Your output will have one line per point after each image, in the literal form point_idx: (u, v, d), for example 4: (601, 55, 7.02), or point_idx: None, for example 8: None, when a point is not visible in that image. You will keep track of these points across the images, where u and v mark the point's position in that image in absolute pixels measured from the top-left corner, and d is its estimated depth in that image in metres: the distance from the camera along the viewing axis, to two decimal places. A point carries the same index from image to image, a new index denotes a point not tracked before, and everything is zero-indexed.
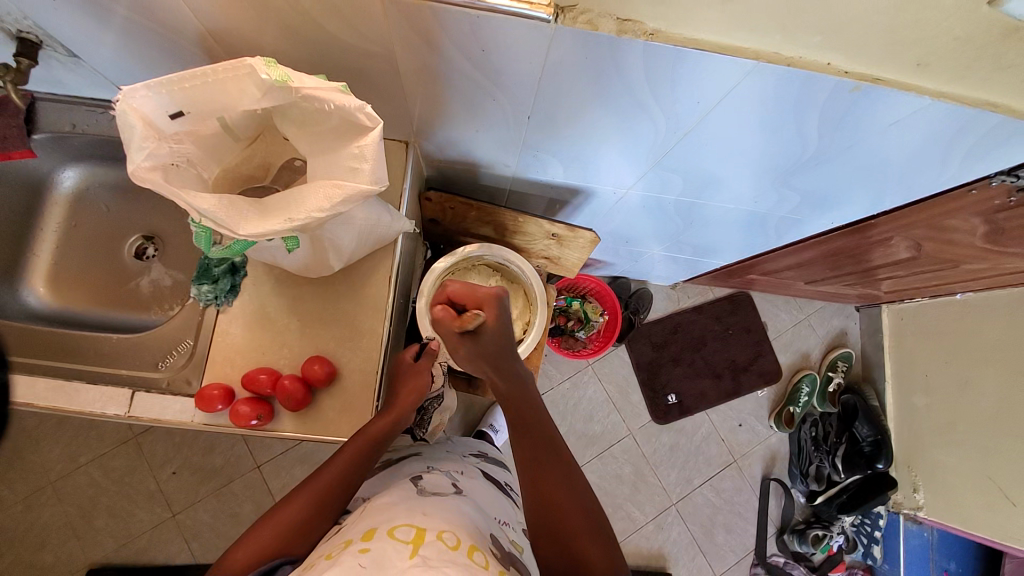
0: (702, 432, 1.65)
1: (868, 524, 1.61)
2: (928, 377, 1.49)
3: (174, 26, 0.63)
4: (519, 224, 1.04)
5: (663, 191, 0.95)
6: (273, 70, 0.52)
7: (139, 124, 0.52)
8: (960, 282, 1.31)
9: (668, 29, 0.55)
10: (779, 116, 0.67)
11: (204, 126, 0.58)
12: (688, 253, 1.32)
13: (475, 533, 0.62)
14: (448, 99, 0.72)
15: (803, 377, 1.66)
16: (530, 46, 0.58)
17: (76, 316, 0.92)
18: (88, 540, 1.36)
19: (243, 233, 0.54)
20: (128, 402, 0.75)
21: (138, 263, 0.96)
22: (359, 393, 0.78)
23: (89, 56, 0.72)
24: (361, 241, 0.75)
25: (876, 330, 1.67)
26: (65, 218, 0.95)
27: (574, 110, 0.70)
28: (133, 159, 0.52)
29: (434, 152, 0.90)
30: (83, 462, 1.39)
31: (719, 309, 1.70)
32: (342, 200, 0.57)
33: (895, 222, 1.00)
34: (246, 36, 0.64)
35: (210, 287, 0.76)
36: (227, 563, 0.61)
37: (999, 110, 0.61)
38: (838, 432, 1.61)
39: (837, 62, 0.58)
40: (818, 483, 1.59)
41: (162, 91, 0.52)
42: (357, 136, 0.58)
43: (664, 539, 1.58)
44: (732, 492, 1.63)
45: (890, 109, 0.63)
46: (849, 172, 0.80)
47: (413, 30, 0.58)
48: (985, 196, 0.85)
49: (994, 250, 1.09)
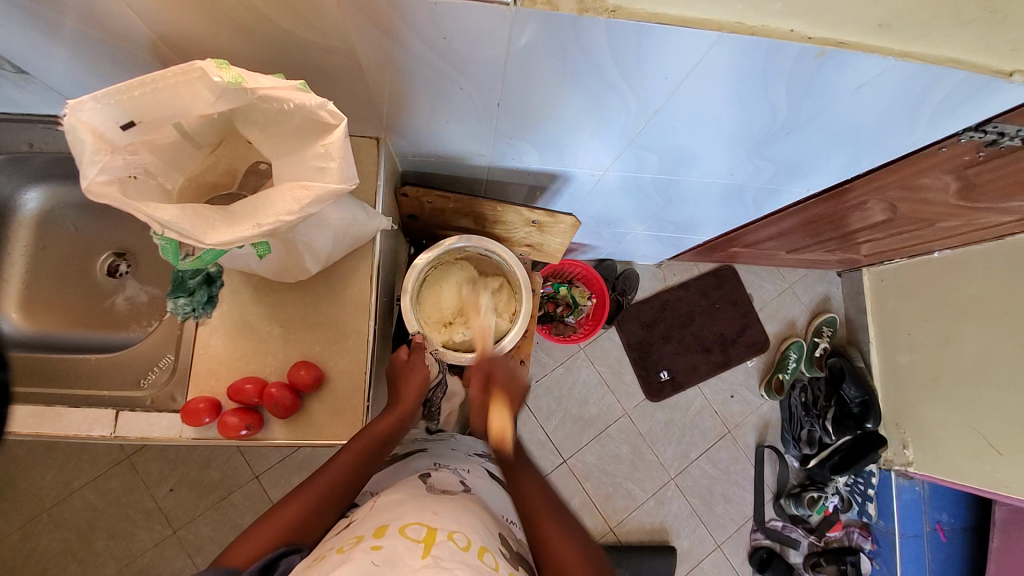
0: (696, 406, 1.68)
1: (862, 483, 1.65)
2: (911, 336, 1.52)
3: (123, 33, 0.61)
4: (499, 214, 1.03)
5: (640, 170, 0.94)
6: (226, 71, 0.51)
7: (90, 138, 0.50)
8: (936, 240, 1.33)
9: (630, 5, 0.55)
10: (748, 87, 0.67)
11: (160, 134, 0.56)
12: (671, 231, 1.32)
13: (485, 535, 0.62)
14: (415, 91, 0.71)
15: (791, 345, 1.68)
16: (493, 31, 0.57)
17: (52, 340, 0.89)
18: (89, 564, 1.35)
19: (209, 242, 0.53)
20: (113, 423, 0.74)
21: (111, 280, 0.93)
22: (349, 394, 0.78)
23: (38, 70, 0.70)
24: (337, 242, 0.74)
25: (858, 294, 1.70)
26: (31, 241, 0.92)
27: (543, 93, 0.69)
28: (86, 174, 0.50)
29: (406, 147, 0.89)
30: (76, 487, 1.37)
31: (704, 284, 1.72)
32: (310, 201, 0.56)
33: (870, 185, 1.01)
34: (199, 39, 0.62)
35: (187, 300, 0.75)
36: (229, 558, 0.59)
37: (964, 66, 0.61)
38: (827, 395, 1.65)
39: (800, 28, 0.57)
40: (811, 446, 1.64)
41: (112, 101, 0.50)
42: (321, 135, 0.57)
43: (666, 513, 1.61)
44: (728, 462, 1.66)
45: (856, 72, 0.63)
46: (821, 138, 0.80)
47: (371, 22, 0.57)
48: (955, 153, 0.87)
49: (966, 206, 1.11)
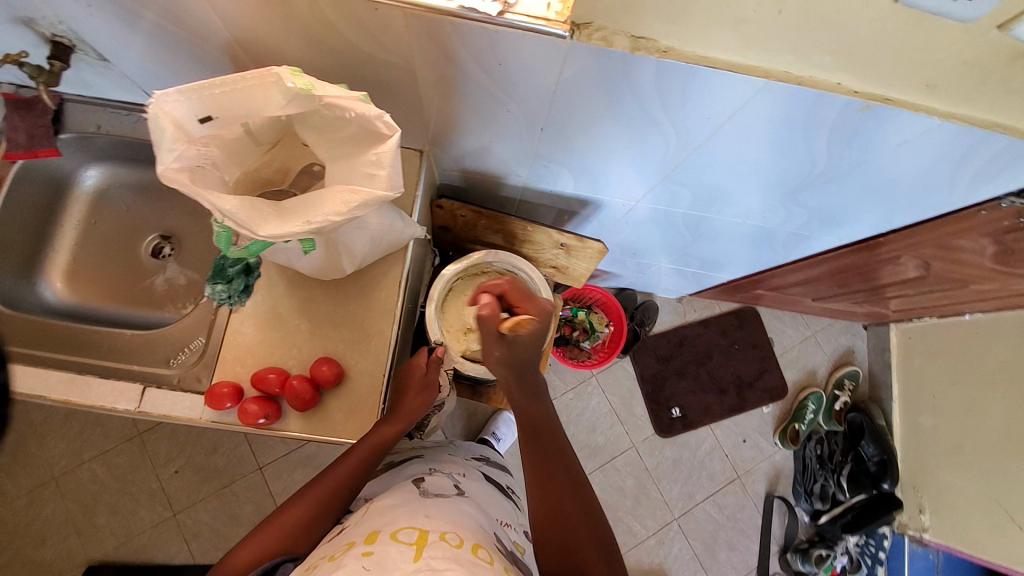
0: (706, 447, 1.64)
1: (873, 544, 1.58)
2: (936, 399, 1.47)
3: (203, 32, 0.66)
4: (528, 234, 1.05)
5: (671, 204, 0.95)
6: (299, 78, 0.54)
7: (170, 127, 0.53)
8: (969, 303, 1.30)
9: (680, 47, 0.57)
10: (788, 134, 0.68)
11: (229, 130, 0.60)
12: (696, 267, 1.32)
13: (479, 533, 0.62)
14: (462, 109, 0.74)
15: (809, 394, 1.64)
16: (545, 61, 0.60)
17: (91, 312, 0.94)
18: (89, 536, 1.37)
19: (263, 233, 0.56)
20: (139, 398, 0.76)
21: (153, 261, 0.98)
22: (366, 395, 0.79)
23: (119, 60, 0.75)
24: (373, 246, 0.77)
25: (883, 349, 1.66)
26: (85, 216, 0.97)
27: (585, 122, 0.72)
28: (163, 161, 0.54)
29: (447, 161, 0.92)
30: (88, 458, 1.40)
31: (725, 323, 1.70)
32: (358, 205, 0.58)
33: (904, 241, 1.00)
34: (271, 44, 0.66)
35: (224, 287, 0.78)
36: (230, 562, 0.62)
37: (1007, 132, 0.61)
38: (843, 451, 1.60)
39: (848, 81, 0.59)
40: (822, 501, 1.58)
41: (194, 96, 0.54)
42: (373, 143, 0.60)
43: (665, 554, 1.57)
44: (734, 509, 1.61)
45: (899, 128, 0.64)
46: (857, 190, 0.81)
47: (432, 42, 0.60)
48: (994, 217, 0.86)
49: (1003, 271, 1.08)
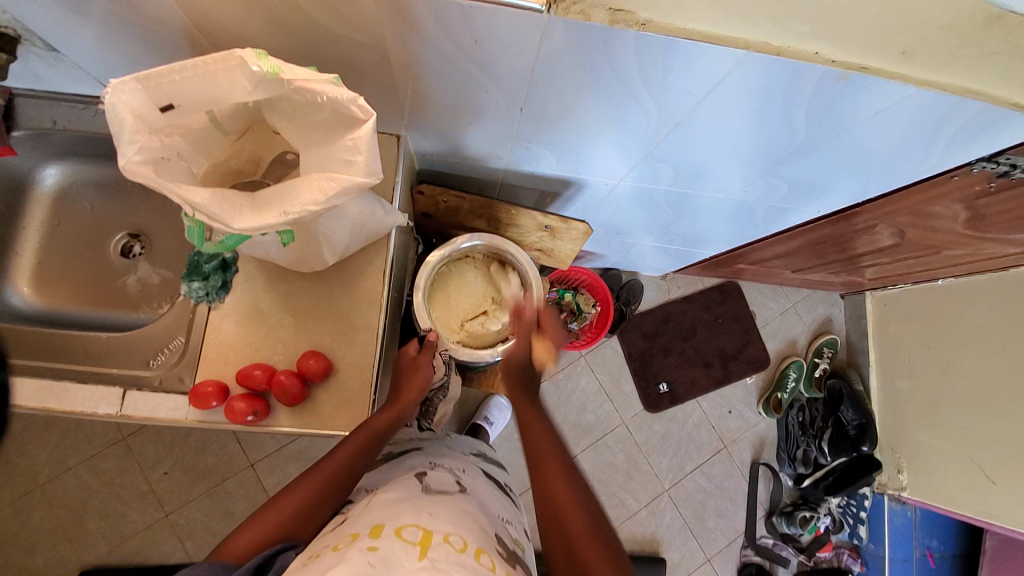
0: (693, 419, 1.68)
1: (854, 505, 1.66)
2: (911, 362, 1.53)
3: (157, 17, 0.62)
4: (513, 217, 1.04)
5: (654, 181, 0.95)
6: (264, 61, 0.52)
7: (129, 118, 0.51)
8: (941, 268, 1.34)
9: (660, 19, 0.56)
10: (766, 107, 0.68)
11: (194, 119, 0.57)
12: (678, 244, 1.33)
13: (480, 535, 0.63)
14: (437, 89, 0.71)
15: (790, 364, 1.69)
16: (523, 36, 0.58)
17: (62, 316, 0.90)
18: (78, 543, 1.35)
19: (236, 226, 0.54)
20: (120, 402, 0.74)
21: (125, 261, 0.94)
22: (356, 387, 0.78)
23: (69, 49, 0.70)
24: (355, 235, 0.75)
25: (860, 317, 1.71)
26: (47, 215, 0.93)
27: (564, 99, 0.70)
28: (124, 154, 0.51)
29: (426, 145, 0.90)
30: (70, 465, 1.37)
31: (708, 298, 1.72)
32: (336, 192, 0.57)
33: (879, 210, 1.02)
34: (233, 27, 0.63)
35: (201, 283, 0.76)
36: (227, 548, 0.60)
37: (981, 98, 0.62)
38: (824, 416, 1.65)
39: (825, 51, 0.58)
40: (805, 466, 1.62)
41: (151, 83, 0.51)
42: (348, 128, 0.58)
43: (657, 525, 1.61)
44: (722, 477, 1.66)
45: (878, 96, 0.64)
46: (835, 160, 0.81)
47: (403, 20, 0.58)
48: (966, 183, 0.88)
49: (974, 236, 1.12)
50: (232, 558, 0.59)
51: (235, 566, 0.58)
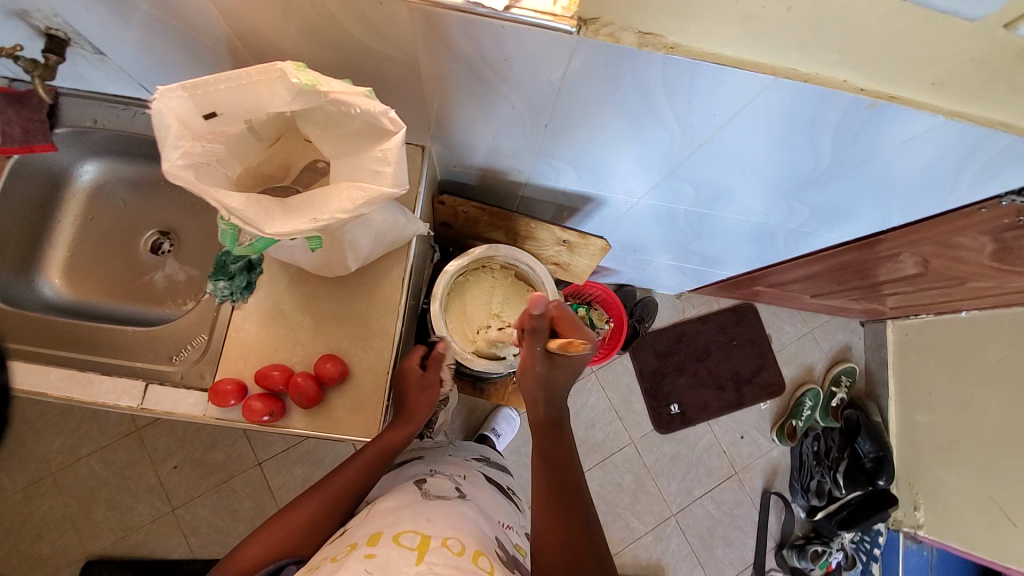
0: (704, 442, 1.65)
1: (868, 541, 1.60)
2: (932, 395, 1.49)
3: (203, 26, 0.65)
4: (531, 230, 1.05)
5: (674, 201, 0.96)
6: (303, 73, 0.54)
7: (174, 124, 0.53)
8: (965, 300, 1.31)
9: (688, 43, 0.57)
10: (790, 133, 0.68)
11: (233, 126, 0.59)
12: (695, 264, 1.33)
13: (479, 537, 0.63)
14: (465, 103, 0.73)
15: (806, 391, 1.65)
16: (552, 56, 0.60)
17: (90, 309, 0.93)
18: (88, 533, 1.37)
19: (271, 232, 0.55)
20: (141, 395, 0.76)
21: (153, 257, 0.97)
22: (370, 392, 0.79)
23: (116, 53, 0.74)
24: (378, 243, 0.76)
25: (880, 346, 1.67)
26: (82, 210, 0.96)
27: (589, 117, 0.71)
28: (168, 157, 0.53)
29: (451, 157, 0.91)
30: (86, 454, 1.39)
31: (723, 319, 1.70)
32: (364, 201, 0.58)
33: (903, 238, 1.01)
34: (272, 38, 0.65)
35: (226, 283, 0.78)
36: (237, 558, 0.62)
37: (1011, 131, 0.62)
38: (840, 447, 1.62)
39: (853, 79, 0.58)
40: (818, 498, 1.59)
41: (196, 92, 0.53)
42: (380, 139, 0.59)
43: (663, 549, 1.58)
44: (732, 504, 1.62)
45: (905, 126, 0.64)
46: (859, 188, 0.81)
47: (437, 36, 0.60)
48: (994, 215, 0.86)
49: (1001, 269, 1.09)
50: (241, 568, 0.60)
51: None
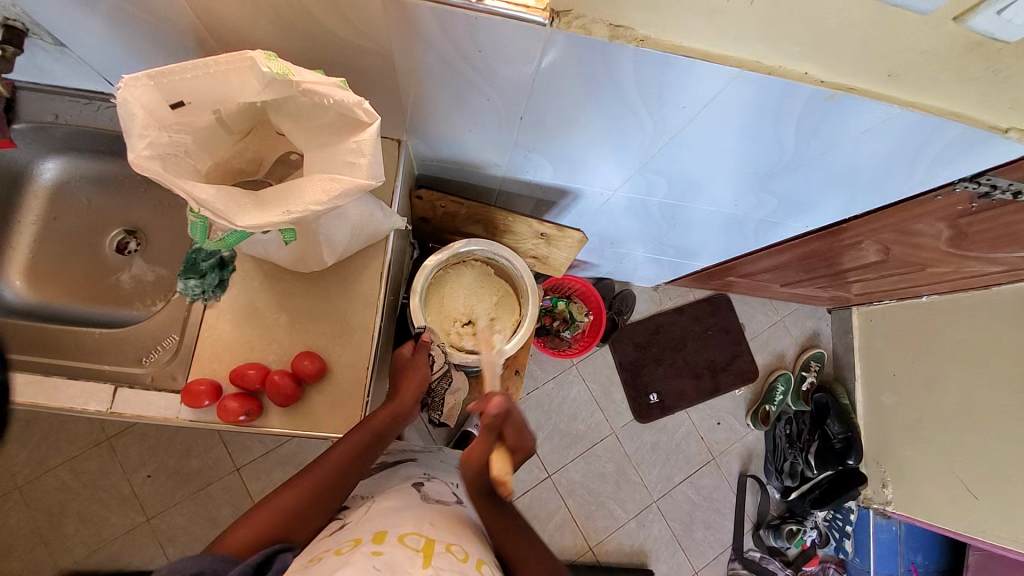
0: (683, 430, 1.69)
1: (840, 519, 1.68)
2: (896, 377, 1.56)
3: (168, 16, 0.63)
4: (509, 224, 1.06)
5: (648, 193, 0.97)
6: (274, 62, 0.53)
7: (140, 112, 0.52)
8: (926, 286, 1.37)
9: (658, 36, 0.58)
10: (758, 124, 0.71)
11: (201, 117, 0.58)
12: (671, 255, 1.36)
13: (480, 547, 0.63)
14: (440, 96, 0.73)
15: (778, 377, 1.71)
16: (526, 48, 0.60)
17: (51, 311, 0.89)
18: (56, 547, 1.31)
19: (240, 223, 0.54)
20: (110, 398, 0.74)
21: (120, 257, 0.93)
22: (350, 388, 0.78)
23: (74, 43, 0.71)
24: (354, 237, 0.76)
25: (846, 332, 1.74)
26: (42, 209, 0.92)
27: (565, 110, 0.72)
28: (133, 147, 0.52)
29: (427, 151, 0.91)
30: (51, 466, 1.34)
31: (699, 310, 1.74)
32: (339, 193, 0.58)
33: (865, 227, 1.05)
34: (240, 28, 0.64)
35: (197, 282, 0.76)
36: (225, 542, 0.60)
37: (962, 120, 0.65)
38: (811, 429, 1.68)
39: (814, 71, 0.61)
40: (792, 479, 1.63)
41: (162, 80, 0.52)
42: (354, 131, 0.59)
43: (646, 536, 1.61)
44: (711, 489, 1.67)
45: (865, 117, 0.67)
46: (824, 177, 0.84)
47: (411, 28, 0.59)
48: (949, 202, 0.91)
49: (956, 254, 1.15)
50: (230, 552, 0.59)
51: (234, 562, 0.57)
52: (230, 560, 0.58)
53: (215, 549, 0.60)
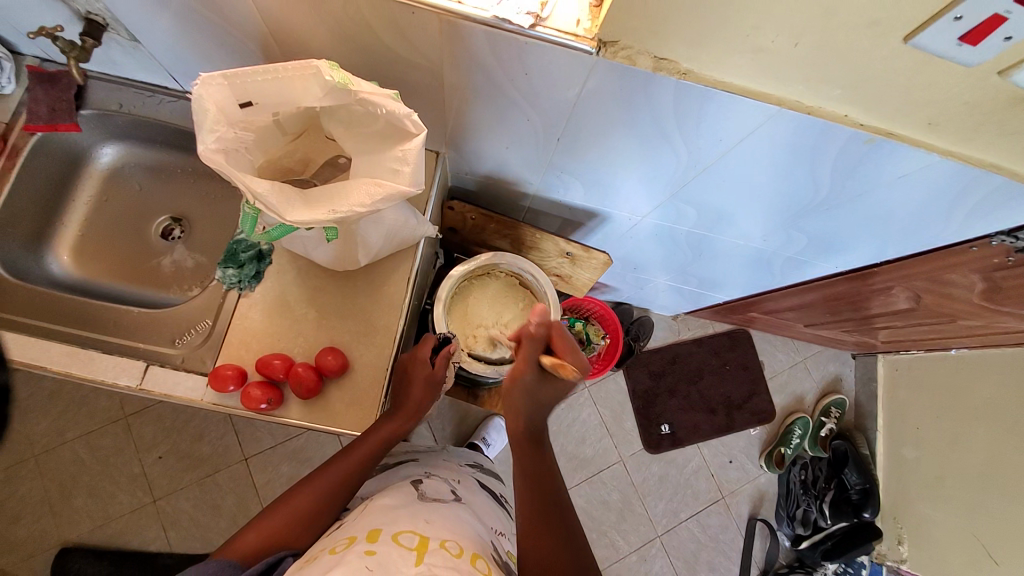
0: (693, 465, 1.65)
1: (852, 573, 1.59)
2: (920, 431, 1.50)
3: (238, 22, 0.68)
4: (536, 241, 1.07)
5: (676, 222, 0.98)
6: (337, 72, 0.56)
7: (212, 109, 0.55)
8: (956, 339, 1.33)
9: (700, 71, 0.59)
10: (793, 162, 0.71)
11: (263, 117, 0.62)
12: (693, 286, 1.35)
13: (476, 543, 0.63)
14: (483, 113, 0.76)
15: (796, 420, 1.66)
16: (571, 74, 0.63)
17: (93, 288, 0.94)
18: (66, 518, 1.35)
19: (290, 219, 0.57)
20: (141, 375, 0.77)
21: (163, 242, 0.98)
22: (368, 387, 0.80)
23: (148, 42, 0.77)
24: (388, 241, 0.78)
25: (870, 379, 1.69)
26: (97, 192, 0.98)
27: (603, 136, 0.74)
28: (203, 140, 0.56)
29: (462, 165, 0.94)
30: (71, 438, 1.38)
31: (717, 344, 1.72)
32: (381, 198, 0.60)
33: (896, 272, 1.04)
34: (302, 38, 0.68)
35: (235, 271, 0.80)
36: (233, 546, 0.61)
37: (1002, 173, 0.65)
38: (828, 477, 1.62)
39: (854, 114, 0.62)
40: (804, 527, 1.59)
41: (235, 81, 0.56)
42: (401, 141, 0.62)
43: (646, 571, 1.57)
44: (718, 529, 1.62)
45: (901, 162, 0.67)
46: (857, 220, 0.84)
47: (462, 47, 0.62)
48: (984, 254, 0.89)
49: (991, 308, 1.12)
50: (239, 557, 0.60)
51: (241, 568, 0.59)
52: (238, 565, 0.59)
53: (224, 551, 0.61)
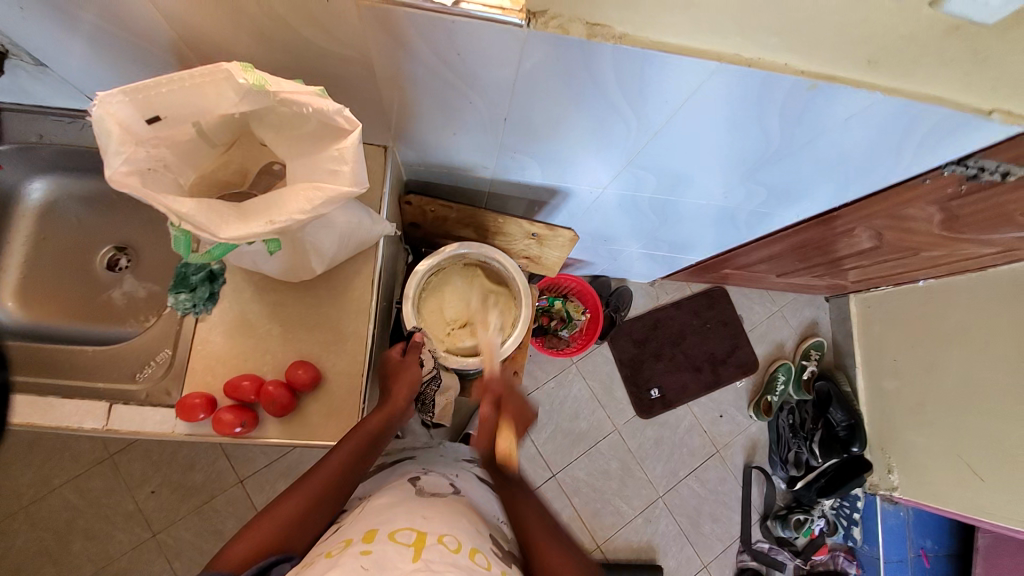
0: (685, 424, 1.69)
1: (847, 506, 1.66)
2: (896, 361, 1.56)
3: (148, 34, 0.63)
4: (500, 225, 1.06)
5: (638, 189, 0.97)
6: (250, 74, 0.53)
7: (116, 129, 0.52)
8: (921, 270, 1.37)
9: (636, 33, 0.58)
10: (743, 116, 0.71)
11: (180, 131, 0.58)
12: (665, 250, 1.36)
13: (474, 536, 0.63)
14: (424, 101, 0.73)
15: (778, 368, 1.71)
16: (504, 51, 0.60)
17: (46, 331, 0.89)
18: (61, 567, 1.31)
19: (223, 236, 0.55)
20: (106, 415, 0.74)
21: (111, 274, 0.94)
22: (345, 396, 0.78)
23: (56, 64, 0.71)
24: (343, 245, 0.76)
25: (844, 319, 1.73)
26: (34, 231, 0.93)
27: (549, 109, 0.72)
28: (111, 164, 0.53)
29: (412, 156, 0.91)
30: (58, 485, 1.34)
31: (697, 304, 1.74)
32: (323, 201, 0.58)
33: (858, 214, 1.05)
34: (219, 43, 0.64)
35: (188, 296, 0.76)
36: (223, 557, 0.58)
37: (944, 104, 0.65)
38: (814, 418, 1.67)
39: (794, 62, 0.61)
40: (797, 468, 1.65)
41: (137, 96, 0.52)
42: (336, 139, 0.59)
43: (653, 531, 1.61)
44: (716, 482, 1.67)
45: (845, 105, 0.67)
46: (813, 166, 0.84)
47: (390, 35, 0.60)
48: (938, 186, 0.90)
49: (950, 237, 1.15)
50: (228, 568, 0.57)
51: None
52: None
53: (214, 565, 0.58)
